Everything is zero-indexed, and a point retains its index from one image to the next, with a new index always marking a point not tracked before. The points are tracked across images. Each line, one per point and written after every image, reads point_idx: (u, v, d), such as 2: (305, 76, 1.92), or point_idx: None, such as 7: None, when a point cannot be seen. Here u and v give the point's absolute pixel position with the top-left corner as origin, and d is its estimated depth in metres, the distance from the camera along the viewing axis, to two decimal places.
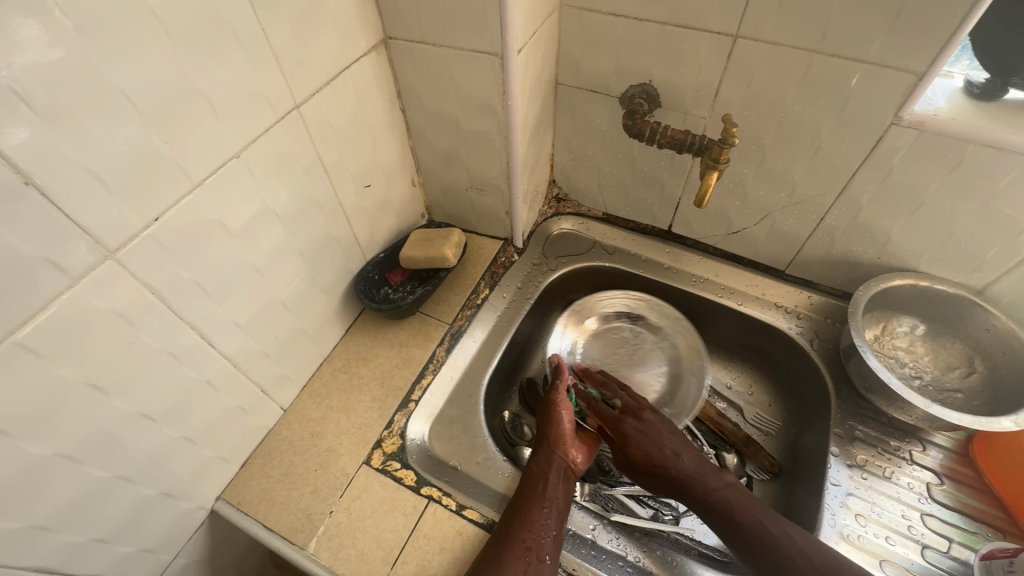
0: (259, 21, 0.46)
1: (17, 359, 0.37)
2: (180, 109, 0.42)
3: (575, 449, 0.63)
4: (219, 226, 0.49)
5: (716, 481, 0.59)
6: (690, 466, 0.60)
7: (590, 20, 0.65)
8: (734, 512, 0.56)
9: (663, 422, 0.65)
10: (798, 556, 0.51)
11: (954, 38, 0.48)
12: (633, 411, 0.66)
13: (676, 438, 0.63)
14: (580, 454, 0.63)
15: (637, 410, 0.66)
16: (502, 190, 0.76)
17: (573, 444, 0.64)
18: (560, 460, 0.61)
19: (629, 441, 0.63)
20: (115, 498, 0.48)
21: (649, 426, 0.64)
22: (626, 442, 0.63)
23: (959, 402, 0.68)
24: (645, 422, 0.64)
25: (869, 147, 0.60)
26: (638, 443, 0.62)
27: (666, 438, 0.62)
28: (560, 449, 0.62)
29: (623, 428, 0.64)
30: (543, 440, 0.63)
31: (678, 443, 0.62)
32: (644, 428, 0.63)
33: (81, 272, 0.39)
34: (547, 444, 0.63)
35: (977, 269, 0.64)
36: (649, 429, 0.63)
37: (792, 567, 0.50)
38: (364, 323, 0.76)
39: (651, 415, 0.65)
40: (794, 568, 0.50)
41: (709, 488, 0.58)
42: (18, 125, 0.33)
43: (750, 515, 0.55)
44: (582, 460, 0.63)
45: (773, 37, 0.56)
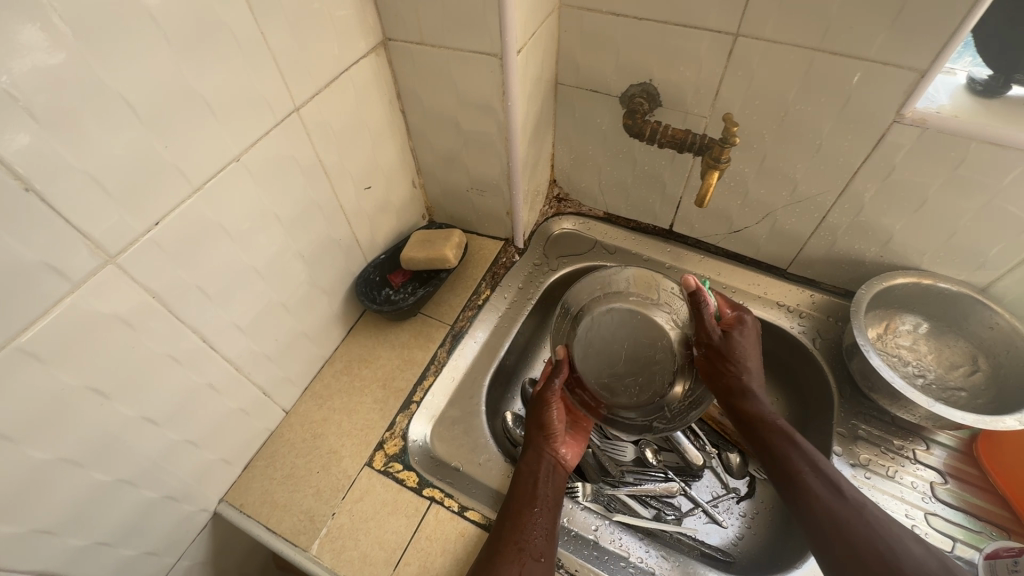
0: (257, 23, 0.46)
1: (19, 364, 0.37)
2: (180, 113, 0.42)
3: (564, 447, 0.65)
4: (220, 228, 0.49)
5: (771, 408, 0.63)
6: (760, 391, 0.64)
7: (589, 19, 0.65)
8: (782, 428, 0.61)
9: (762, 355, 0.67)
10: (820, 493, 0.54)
11: (957, 35, 0.48)
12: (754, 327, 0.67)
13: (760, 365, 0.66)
14: (569, 450, 0.65)
15: (756, 326, 0.67)
16: (502, 190, 0.76)
17: (563, 442, 0.65)
18: (550, 457, 0.62)
19: (743, 333, 0.65)
20: (118, 502, 0.48)
21: (755, 340, 0.65)
22: (738, 335, 0.65)
23: (963, 400, 0.67)
24: (755, 339, 0.66)
25: (871, 145, 0.59)
26: (747, 347, 0.64)
27: (760, 359, 0.65)
28: (550, 444, 0.63)
29: (743, 324, 0.66)
30: (531, 435, 0.64)
31: (762, 377, 0.66)
32: (752, 341, 0.65)
33: (82, 277, 0.39)
34: (539, 441, 0.63)
35: (981, 267, 0.64)
36: (756, 346, 0.65)
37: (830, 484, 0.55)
38: (365, 325, 0.76)
39: (763, 341, 0.67)
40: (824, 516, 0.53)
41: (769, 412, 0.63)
42: (18, 131, 0.33)
43: (797, 438, 0.60)
44: (572, 457, 0.65)
45: (774, 36, 0.56)
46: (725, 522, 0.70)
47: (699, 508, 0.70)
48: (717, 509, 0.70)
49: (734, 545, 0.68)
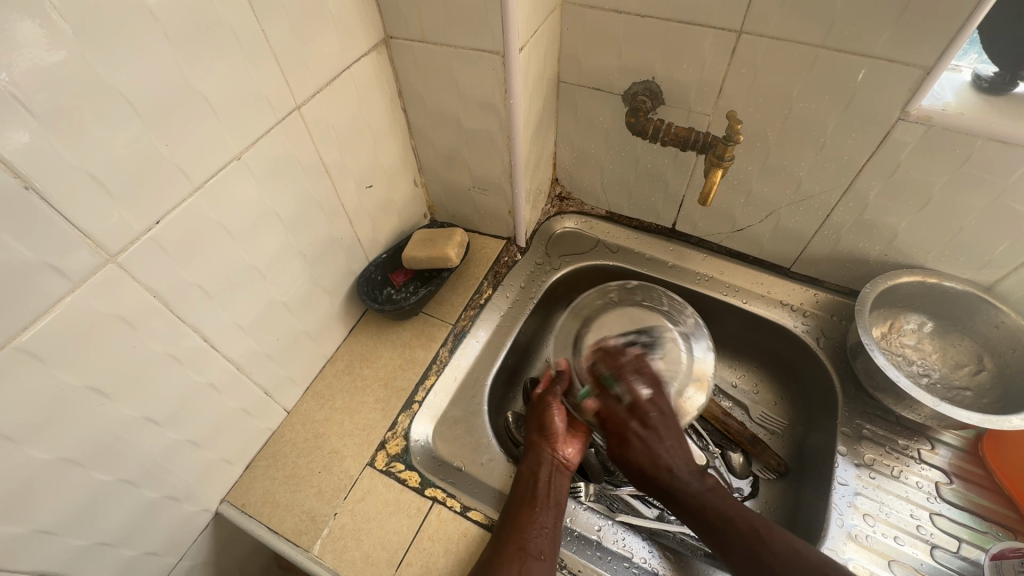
0: (257, 20, 0.46)
1: (19, 364, 0.37)
2: (180, 111, 0.42)
3: (566, 446, 0.62)
4: (220, 228, 0.49)
5: (696, 484, 0.56)
6: (680, 470, 0.56)
7: (591, 16, 0.65)
8: (705, 505, 0.55)
9: (670, 421, 0.57)
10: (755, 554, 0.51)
11: (963, 32, 0.48)
12: (642, 412, 0.57)
13: (676, 445, 0.56)
14: (574, 449, 0.63)
15: (646, 412, 0.57)
16: (504, 189, 0.76)
17: (565, 439, 0.62)
18: (550, 458, 0.60)
19: (630, 446, 0.57)
20: (119, 502, 0.48)
21: (653, 431, 0.56)
22: (629, 453, 0.57)
23: (968, 400, 0.67)
24: (651, 430, 0.56)
25: (876, 143, 0.59)
26: (642, 456, 0.56)
27: (673, 439, 0.56)
28: (551, 445, 0.61)
29: (627, 433, 0.57)
30: (533, 439, 0.62)
31: (680, 448, 0.57)
32: (648, 437, 0.56)
33: (82, 276, 0.39)
34: (539, 442, 0.61)
35: (986, 265, 0.64)
36: (656, 437, 0.56)
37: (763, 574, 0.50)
38: (366, 324, 0.76)
39: (659, 418, 0.57)
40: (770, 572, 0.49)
41: (693, 492, 0.55)
42: (17, 128, 0.33)
43: (723, 517, 0.54)
44: (575, 455, 0.62)
45: (778, 33, 0.56)
46: None
47: None
48: None
49: None
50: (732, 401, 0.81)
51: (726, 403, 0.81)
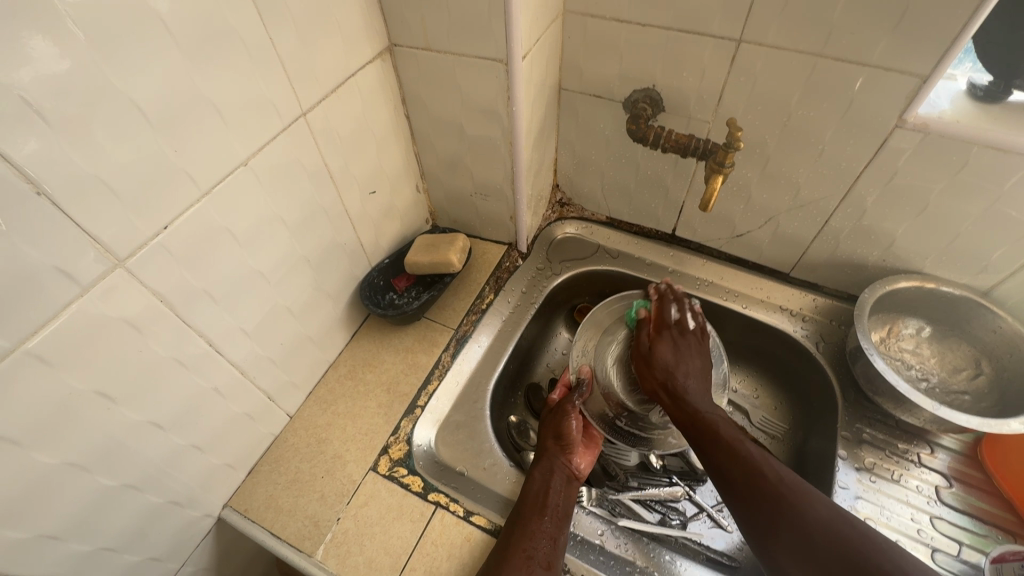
0: (265, 27, 0.46)
1: (28, 368, 0.37)
2: (189, 116, 0.42)
3: (578, 455, 0.64)
4: (226, 232, 0.49)
5: (712, 407, 0.57)
6: (695, 388, 0.59)
7: (593, 25, 0.66)
8: (717, 428, 0.54)
9: (681, 343, 0.63)
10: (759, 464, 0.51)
11: (958, 41, 0.49)
12: (682, 326, 0.64)
13: (700, 366, 0.61)
14: (585, 462, 0.64)
15: (679, 323, 0.64)
16: (506, 195, 0.76)
17: (577, 450, 0.64)
18: (563, 466, 0.61)
19: (659, 342, 0.63)
20: (123, 507, 0.48)
21: (685, 339, 0.63)
22: (655, 343, 0.63)
23: (967, 404, 0.68)
24: (685, 338, 0.63)
25: (873, 150, 0.60)
26: (664, 350, 0.62)
27: (692, 359, 0.61)
28: (565, 455, 0.63)
29: (660, 334, 0.64)
30: (549, 446, 0.63)
31: (697, 368, 0.61)
32: (677, 345, 0.63)
33: (91, 281, 0.39)
34: (553, 449, 0.63)
35: (983, 270, 0.64)
36: (682, 348, 0.62)
37: (769, 498, 0.49)
38: (368, 329, 0.76)
39: (689, 335, 0.63)
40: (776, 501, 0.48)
41: (705, 410, 0.57)
42: (29, 135, 0.33)
43: (733, 437, 0.54)
44: (586, 467, 0.64)
45: (777, 42, 0.57)
46: (730, 526, 0.69)
47: (704, 512, 0.70)
48: (722, 514, 0.70)
49: (740, 549, 0.67)
50: (732, 406, 0.82)
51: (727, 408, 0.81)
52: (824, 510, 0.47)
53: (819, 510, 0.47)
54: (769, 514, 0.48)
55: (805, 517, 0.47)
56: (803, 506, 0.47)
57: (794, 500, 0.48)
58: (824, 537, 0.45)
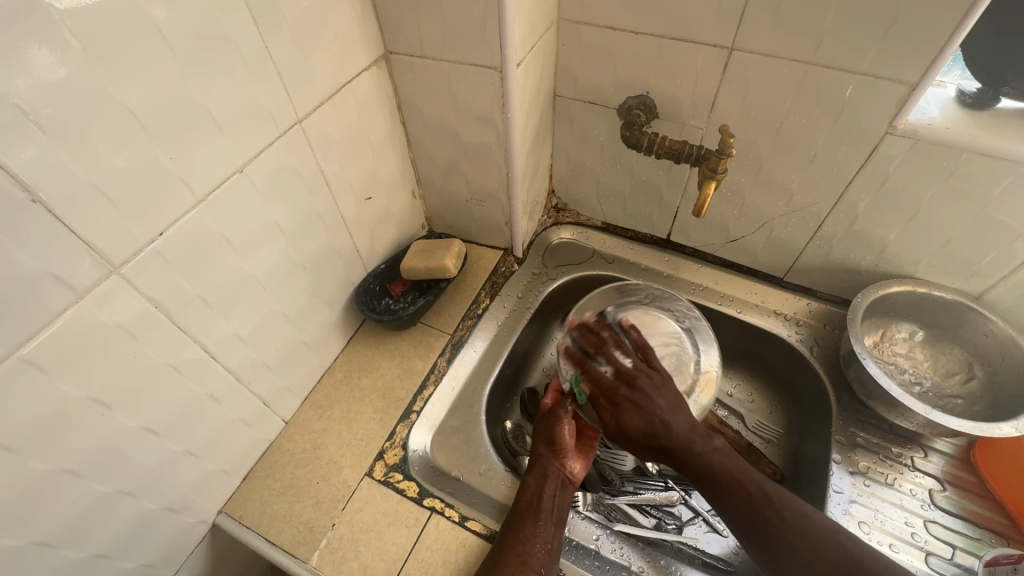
0: (260, 35, 0.47)
1: (23, 375, 0.37)
2: (185, 123, 0.43)
3: (573, 459, 0.62)
4: (222, 239, 0.49)
5: (701, 442, 0.53)
6: (681, 430, 0.53)
7: (587, 33, 0.66)
8: (712, 465, 0.52)
9: (649, 391, 0.55)
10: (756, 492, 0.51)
11: (946, 50, 0.49)
12: (616, 385, 0.57)
13: (674, 400, 0.55)
14: (580, 464, 0.63)
15: (631, 376, 0.56)
16: (502, 201, 0.77)
17: (573, 454, 0.62)
18: (557, 472, 0.60)
19: (621, 410, 0.55)
20: (117, 513, 0.47)
21: (640, 393, 0.55)
22: (616, 416, 0.55)
23: (960, 407, 0.68)
24: (637, 391, 0.55)
25: (864, 156, 0.61)
26: (631, 415, 0.54)
27: (664, 404, 0.54)
28: (559, 460, 0.61)
29: (616, 397, 0.56)
30: (542, 453, 0.62)
31: (675, 401, 0.55)
32: (638, 403, 0.55)
33: (86, 287, 0.39)
34: (547, 455, 0.61)
35: (975, 275, 0.65)
36: (642, 399, 0.55)
37: (768, 518, 0.49)
38: (364, 335, 0.76)
39: (646, 382, 0.56)
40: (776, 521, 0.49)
41: (696, 450, 0.53)
42: (26, 142, 0.34)
43: (730, 474, 0.52)
44: (581, 470, 0.62)
45: (768, 49, 0.57)
46: (726, 531, 0.69)
47: (699, 517, 0.70)
48: (718, 519, 0.70)
49: (735, 554, 0.67)
50: (728, 410, 0.82)
51: (722, 412, 0.81)
52: (825, 531, 0.48)
53: (819, 531, 0.48)
54: (767, 535, 0.49)
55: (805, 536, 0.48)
56: (802, 523, 0.49)
57: (790, 519, 0.49)
58: (823, 553, 0.46)
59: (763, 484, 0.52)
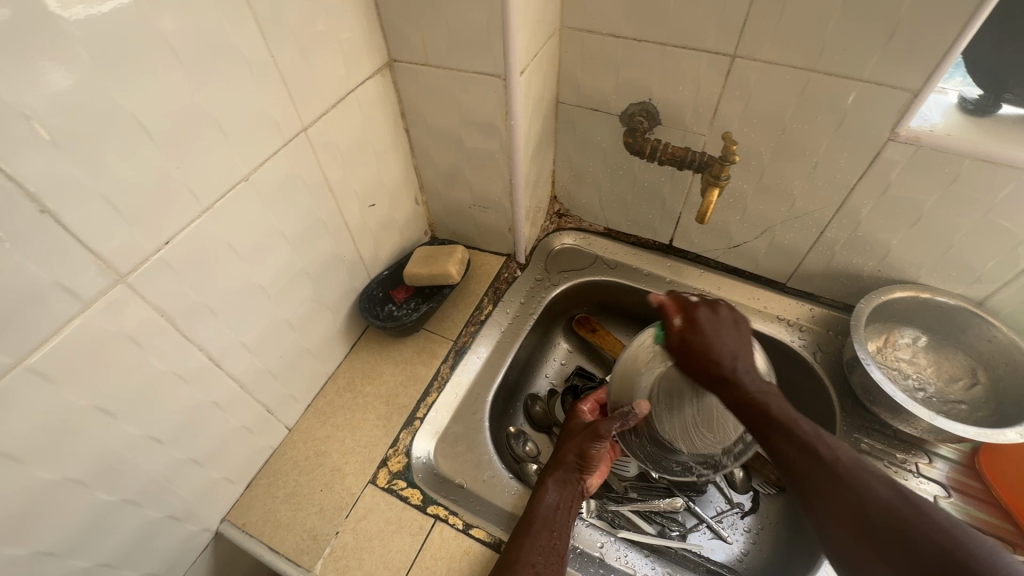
0: (267, 44, 0.47)
1: (29, 385, 0.37)
2: (191, 133, 0.43)
3: (593, 476, 0.63)
4: (227, 246, 0.49)
5: (761, 385, 0.50)
6: (742, 364, 0.53)
7: (589, 41, 0.67)
8: (769, 407, 0.48)
9: (720, 320, 0.57)
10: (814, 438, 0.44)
11: (947, 58, 0.50)
12: (696, 306, 0.58)
13: (738, 342, 0.55)
14: (597, 482, 0.64)
15: (712, 305, 0.58)
16: (504, 207, 0.77)
17: (595, 471, 0.63)
18: (577, 486, 0.61)
19: (694, 329, 0.56)
20: (121, 522, 0.47)
21: (720, 318, 0.57)
22: (696, 327, 0.56)
23: (964, 413, 0.68)
24: (715, 318, 0.57)
25: (866, 162, 0.61)
26: (704, 336, 0.55)
27: (729, 338, 0.55)
28: (581, 475, 0.62)
29: (694, 313, 0.58)
30: (571, 463, 0.62)
31: (739, 350, 0.54)
32: (716, 323, 0.56)
33: (92, 296, 0.39)
34: (571, 466, 0.62)
35: (977, 280, 0.65)
36: (717, 324, 0.56)
37: (819, 471, 0.42)
38: (367, 341, 0.76)
39: (713, 317, 0.57)
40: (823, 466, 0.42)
41: (752, 389, 0.50)
42: (36, 154, 0.34)
43: (789, 418, 0.46)
44: (595, 485, 0.64)
45: (770, 57, 0.58)
46: (730, 538, 0.70)
47: (703, 524, 0.70)
48: (721, 525, 0.70)
49: (739, 561, 0.68)
50: None
51: None
52: (885, 490, 0.39)
53: (877, 490, 0.39)
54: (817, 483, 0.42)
55: (861, 491, 0.40)
56: (849, 483, 0.40)
57: (842, 475, 0.41)
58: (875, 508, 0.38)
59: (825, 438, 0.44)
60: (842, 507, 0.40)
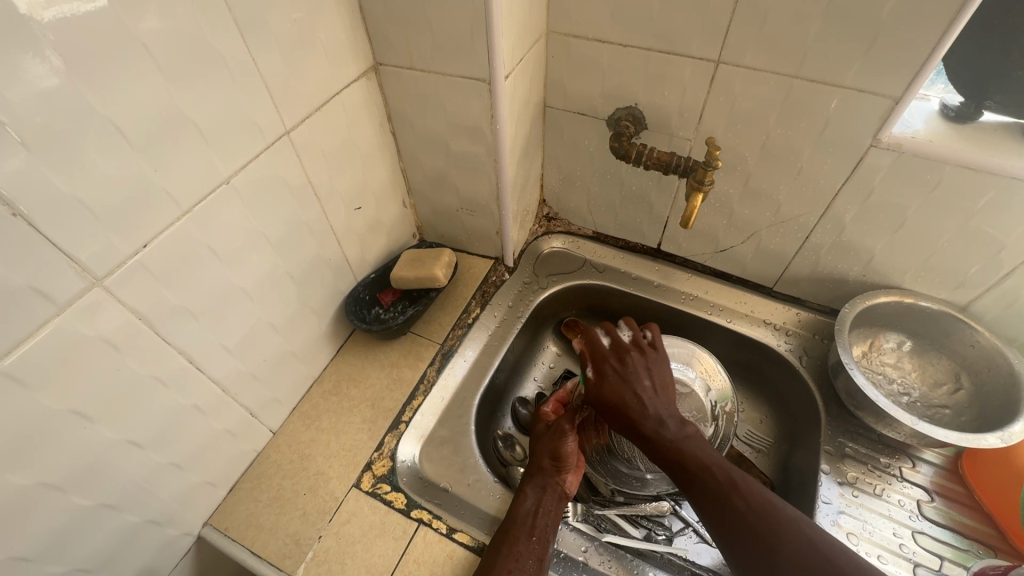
0: (248, 48, 0.47)
1: (3, 388, 0.37)
2: (170, 137, 0.43)
3: (571, 474, 0.63)
4: (208, 250, 0.49)
5: (678, 430, 0.54)
6: (654, 411, 0.55)
7: (576, 45, 0.67)
8: (685, 458, 0.52)
9: (649, 363, 0.59)
10: (728, 489, 0.49)
11: (926, 66, 0.50)
12: (619, 351, 0.60)
13: (661, 386, 0.57)
14: (576, 482, 0.64)
15: (625, 351, 0.60)
16: (492, 211, 0.77)
17: (572, 469, 0.64)
18: (556, 487, 0.61)
19: (606, 378, 0.58)
20: (98, 527, 0.47)
21: (628, 368, 0.58)
22: (603, 375, 0.58)
23: (947, 417, 0.68)
24: (626, 364, 0.58)
25: (849, 168, 0.61)
26: (614, 385, 0.57)
27: (651, 383, 0.57)
28: (559, 475, 0.62)
29: (604, 364, 0.59)
30: (545, 465, 0.62)
31: (650, 389, 0.56)
32: (625, 368, 0.58)
33: (68, 300, 0.39)
34: (548, 469, 0.62)
35: (961, 285, 0.65)
36: (631, 374, 0.57)
37: (746, 530, 0.47)
38: (354, 344, 0.76)
39: (637, 358, 0.59)
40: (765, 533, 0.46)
41: (669, 438, 0.53)
42: (11, 157, 0.34)
43: (702, 466, 0.52)
44: (575, 484, 0.64)
45: (754, 63, 0.58)
46: (715, 541, 0.69)
47: (689, 527, 0.71)
48: (707, 529, 0.71)
49: (725, 564, 0.68)
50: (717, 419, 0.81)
51: None
52: (798, 536, 0.46)
53: (793, 536, 0.46)
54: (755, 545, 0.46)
55: (788, 541, 0.46)
56: (773, 532, 0.46)
57: (772, 533, 0.46)
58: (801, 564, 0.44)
59: (737, 494, 0.49)
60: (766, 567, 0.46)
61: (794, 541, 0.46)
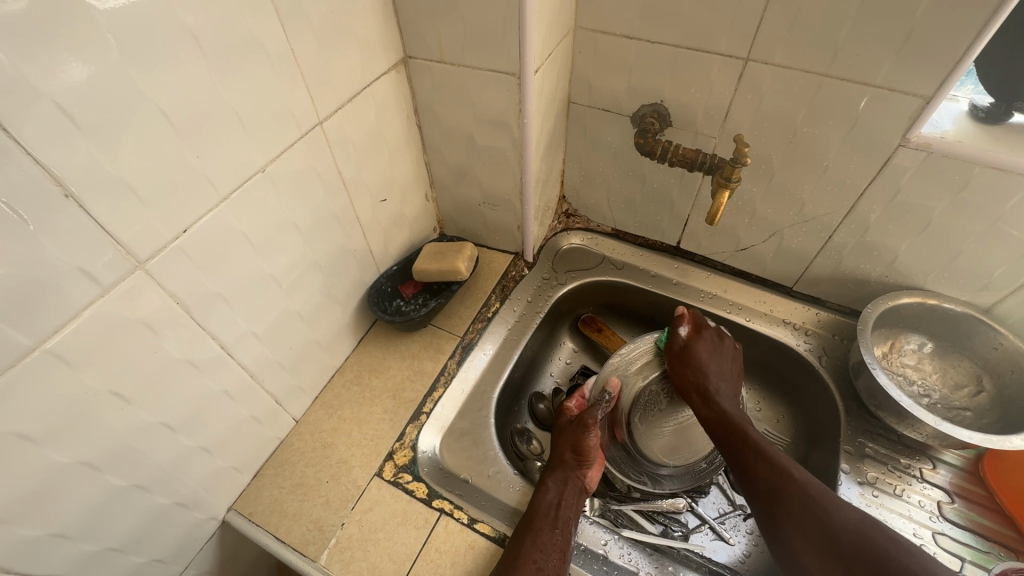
0: (287, 37, 0.48)
1: (48, 368, 0.37)
2: (212, 124, 0.43)
3: (591, 470, 0.64)
4: (243, 238, 0.50)
5: (734, 407, 0.64)
6: (722, 387, 0.65)
7: (603, 41, 0.67)
8: (744, 430, 0.60)
9: (712, 349, 0.68)
10: (785, 467, 0.56)
11: (959, 66, 0.50)
12: (693, 338, 0.68)
13: (724, 370, 0.67)
14: (595, 477, 0.65)
15: (694, 337, 0.68)
16: (514, 205, 0.77)
17: (592, 465, 0.64)
18: (577, 481, 0.62)
19: (687, 356, 0.67)
20: (131, 508, 0.48)
21: (699, 351, 0.67)
22: (686, 350, 0.67)
23: (969, 420, 0.68)
24: (695, 349, 0.67)
25: (876, 168, 0.61)
26: (687, 366, 0.67)
27: (725, 363, 0.68)
28: (581, 469, 0.63)
29: (693, 346, 0.67)
30: (568, 459, 0.63)
31: (727, 371, 0.67)
32: (715, 348, 0.68)
33: (111, 282, 0.40)
34: (570, 462, 0.63)
35: (984, 288, 0.65)
36: (704, 355, 0.67)
37: (791, 498, 0.53)
38: (374, 336, 0.77)
39: (709, 346, 0.68)
40: (819, 516, 0.51)
41: (731, 413, 0.62)
42: (63, 139, 0.34)
43: (765, 446, 0.58)
44: (594, 480, 0.65)
45: (783, 61, 0.58)
46: (732, 539, 0.70)
47: (706, 525, 0.70)
48: (724, 527, 0.70)
49: (741, 562, 0.68)
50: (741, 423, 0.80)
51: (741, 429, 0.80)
52: (851, 516, 0.50)
53: (842, 514, 0.50)
54: (782, 515, 0.53)
55: (824, 517, 0.51)
56: (819, 505, 0.51)
57: (816, 507, 0.51)
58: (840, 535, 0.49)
59: (793, 472, 0.55)
60: (808, 524, 0.51)
61: (840, 517, 0.50)
